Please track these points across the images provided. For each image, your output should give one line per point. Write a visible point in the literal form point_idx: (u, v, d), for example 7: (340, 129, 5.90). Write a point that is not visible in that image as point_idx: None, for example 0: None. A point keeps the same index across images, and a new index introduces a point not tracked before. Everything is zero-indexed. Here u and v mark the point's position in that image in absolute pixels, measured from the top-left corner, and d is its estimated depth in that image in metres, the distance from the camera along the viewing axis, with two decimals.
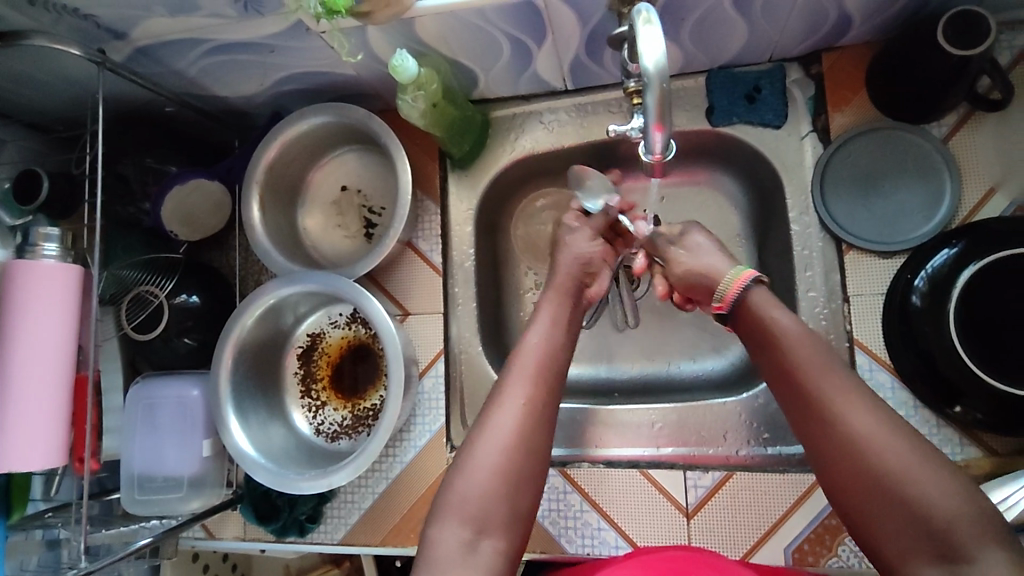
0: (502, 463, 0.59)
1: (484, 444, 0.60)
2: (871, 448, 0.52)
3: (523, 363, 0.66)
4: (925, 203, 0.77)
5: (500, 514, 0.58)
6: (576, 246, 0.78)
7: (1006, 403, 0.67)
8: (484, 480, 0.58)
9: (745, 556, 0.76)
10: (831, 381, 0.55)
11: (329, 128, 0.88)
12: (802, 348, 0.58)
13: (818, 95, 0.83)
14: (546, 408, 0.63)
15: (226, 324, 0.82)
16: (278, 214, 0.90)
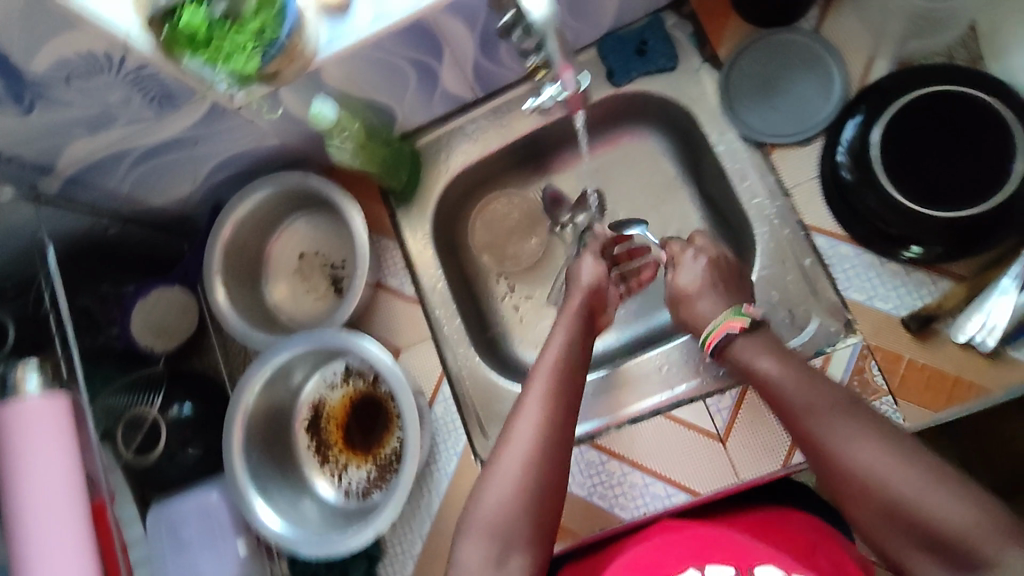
0: (529, 472, 0.63)
1: (507, 455, 0.63)
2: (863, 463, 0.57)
3: (539, 377, 0.70)
4: (821, 87, 0.84)
5: (529, 518, 0.61)
6: (583, 274, 0.83)
7: (959, 228, 0.73)
8: (508, 498, 0.61)
9: (788, 457, 0.78)
10: (817, 412, 0.62)
11: (274, 199, 0.91)
12: (794, 390, 0.64)
13: (697, 30, 0.91)
14: (565, 410, 0.67)
15: (230, 404, 0.82)
16: (244, 296, 0.91)
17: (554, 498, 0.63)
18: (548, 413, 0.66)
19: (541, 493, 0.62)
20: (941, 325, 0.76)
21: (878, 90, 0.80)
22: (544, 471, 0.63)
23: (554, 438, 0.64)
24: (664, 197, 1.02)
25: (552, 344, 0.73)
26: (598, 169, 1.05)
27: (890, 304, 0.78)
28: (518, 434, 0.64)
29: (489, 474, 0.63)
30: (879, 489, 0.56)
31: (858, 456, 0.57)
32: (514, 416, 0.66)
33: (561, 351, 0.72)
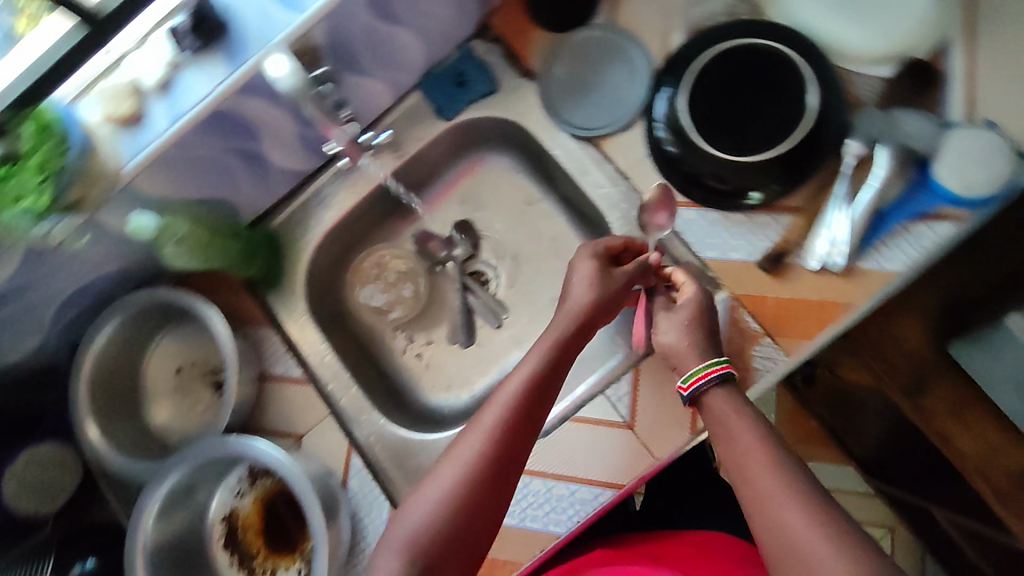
0: (469, 480, 0.63)
1: (451, 462, 0.64)
2: (791, 532, 0.56)
3: (495, 405, 0.67)
4: (630, 72, 0.88)
5: (451, 542, 0.61)
6: (578, 289, 0.76)
7: (783, 160, 0.78)
8: (438, 500, 0.62)
9: (694, 422, 0.79)
10: (765, 469, 0.60)
11: (129, 325, 0.87)
12: (740, 428, 0.64)
13: (507, 49, 0.92)
14: (514, 439, 0.65)
15: (128, 536, 0.77)
16: (126, 429, 0.87)
17: (480, 523, 0.63)
18: (492, 440, 0.65)
19: (465, 515, 0.62)
20: (793, 259, 0.80)
21: (677, 60, 0.83)
22: (472, 493, 0.62)
23: (489, 460, 0.64)
24: (528, 210, 1.03)
25: (523, 367, 0.70)
26: (463, 201, 1.05)
27: (743, 253, 0.81)
28: (456, 460, 0.64)
29: (418, 495, 0.64)
30: (807, 564, 0.54)
31: (791, 534, 0.56)
32: (457, 444, 0.66)
33: (527, 376, 0.69)
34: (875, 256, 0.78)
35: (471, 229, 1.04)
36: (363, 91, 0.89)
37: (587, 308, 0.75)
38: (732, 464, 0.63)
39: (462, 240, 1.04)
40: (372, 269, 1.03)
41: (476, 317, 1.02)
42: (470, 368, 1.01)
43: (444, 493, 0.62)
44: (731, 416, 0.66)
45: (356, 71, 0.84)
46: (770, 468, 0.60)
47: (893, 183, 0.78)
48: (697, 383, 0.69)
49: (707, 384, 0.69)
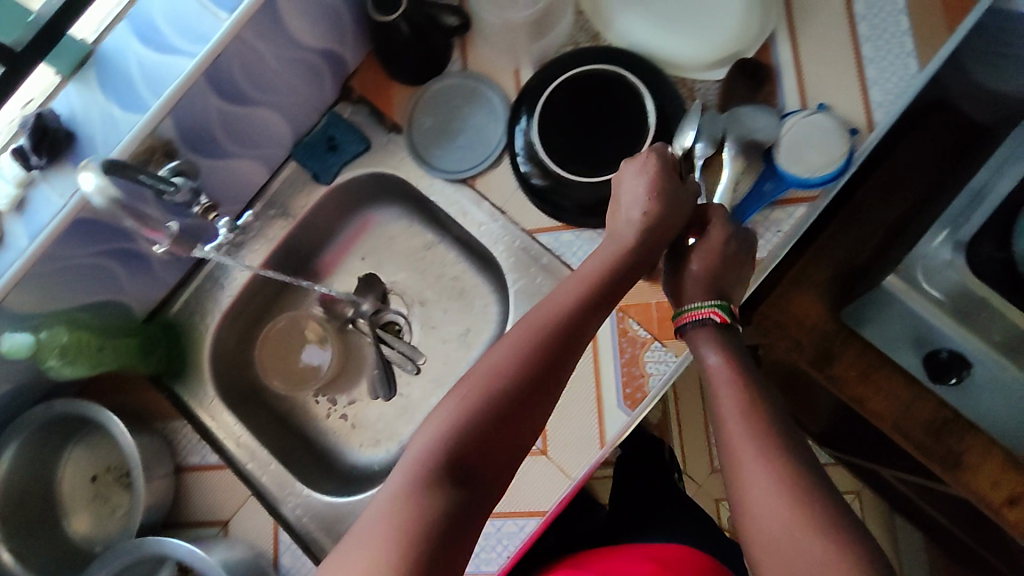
0: (515, 377, 0.63)
1: (500, 356, 0.64)
2: (761, 491, 0.59)
3: (546, 311, 0.67)
4: (488, 112, 0.92)
5: (484, 432, 0.61)
6: (626, 206, 0.73)
7: None
8: (482, 394, 0.62)
9: (602, 438, 0.80)
10: (738, 421, 0.64)
11: (31, 443, 0.85)
12: (724, 376, 0.68)
13: (372, 108, 0.95)
14: (558, 345, 0.65)
15: None
16: (44, 551, 0.84)
17: (514, 422, 0.62)
18: (540, 343, 0.65)
19: (501, 407, 0.61)
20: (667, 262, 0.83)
21: (525, 96, 0.87)
22: (513, 385, 0.62)
23: (530, 358, 0.64)
24: (427, 256, 1.05)
25: (579, 277, 0.70)
26: (364, 256, 1.06)
27: None
28: (501, 355, 0.64)
29: (459, 387, 0.64)
30: (755, 515, 0.59)
31: (758, 495, 0.59)
32: (504, 341, 0.66)
33: (581, 288, 0.69)
34: None
35: (375, 282, 1.04)
36: (234, 172, 0.90)
37: (639, 242, 0.72)
38: (717, 418, 0.66)
39: (368, 294, 1.04)
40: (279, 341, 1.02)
41: (393, 367, 1.02)
42: (392, 421, 1.01)
43: (484, 384, 0.62)
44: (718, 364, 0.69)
45: (220, 154, 0.86)
46: (756, 430, 0.62)
47: (744, 176, 0.81)
48: (682, 320, 0.73)
49: (693, 324, 0.72)
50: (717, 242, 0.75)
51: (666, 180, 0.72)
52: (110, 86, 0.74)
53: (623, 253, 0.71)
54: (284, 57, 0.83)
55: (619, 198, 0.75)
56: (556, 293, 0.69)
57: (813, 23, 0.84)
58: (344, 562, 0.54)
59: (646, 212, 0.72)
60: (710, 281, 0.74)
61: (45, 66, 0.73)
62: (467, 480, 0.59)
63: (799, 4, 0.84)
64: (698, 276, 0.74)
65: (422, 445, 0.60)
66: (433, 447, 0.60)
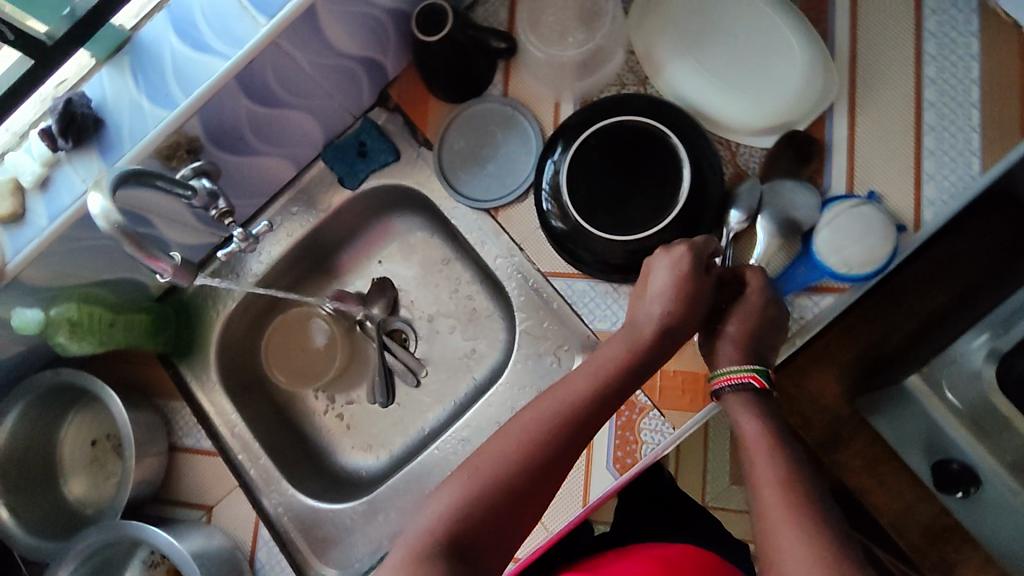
0: (520, 468, 0.62)
1: (508, 441, 0.64)
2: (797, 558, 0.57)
3: (556, 396, 0.66)
4: (522, 144, 0.90)
5: (484, 520, 0.61)
6: (654, 290, 0.71)
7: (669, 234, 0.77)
8: (486, 481, 0.62)
9: (586, 497, 0.79)
10: (773, 490, 0.62)
11: (37, 405, 0.89)
12: (758, 445, 0.66)
13: (406, 119, 0.94)
14: (565, 431, 0.64)
15: None
16: (37, 508, 0.88)
17: (515, 508, 0.62)
18: (546, 429, 0.64)
19: (502, 493, 0.62)
20: None
21: (562, 131, 0.83)
22: (516, 472, 0.62)
23: (536, 445, 0.63)
24: (444, 270, 1.04)
25: (592, 363, 0.69)
26: (381, 261, 1.06)
27: None
28: (506, 441, 0.64)
29: (462, 470, 0.64)
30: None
31: (792, 559, 0.57)
32: (511, 424, 0.65)
33: (595, 374, 0.67)
34: None
35: (388, 287, 1.04)
36: (259, 167, 0.90)
37: (660, 332, 0.70)
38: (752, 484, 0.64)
39: (380, 298, 1.04)
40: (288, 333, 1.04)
41: (394, 376, 1.02)
42: (385, 431, 1.01)
43: (487, 471, 0.62)
44: (750, 434, 0.67)
45: (246, 151, 0.86)
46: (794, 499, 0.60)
47: (779, 253, 0.78)
48: (719, 383, 0.72)
49: (728, 387, 0.71)
50: (757, 306, 0.72)
51: (691, 275, 0.70)
52: (142, 76, 0.74)
53: (642, 346, 0.70)
54: (322, 63, 0.82)
55: (646, 286, 0.73)
56: (568, 377, 0.68)
57: (873, 102, 0.79)
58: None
59: (672, 299, 0.70)
60: (743, 349, 0.72)
61: (81, 49, 0.73)
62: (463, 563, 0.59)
63: (863, 78, 0.80)
64: (732, 340, 0.72)
65: (420, 524, 0.61)
66: (428, 530, 0.60)
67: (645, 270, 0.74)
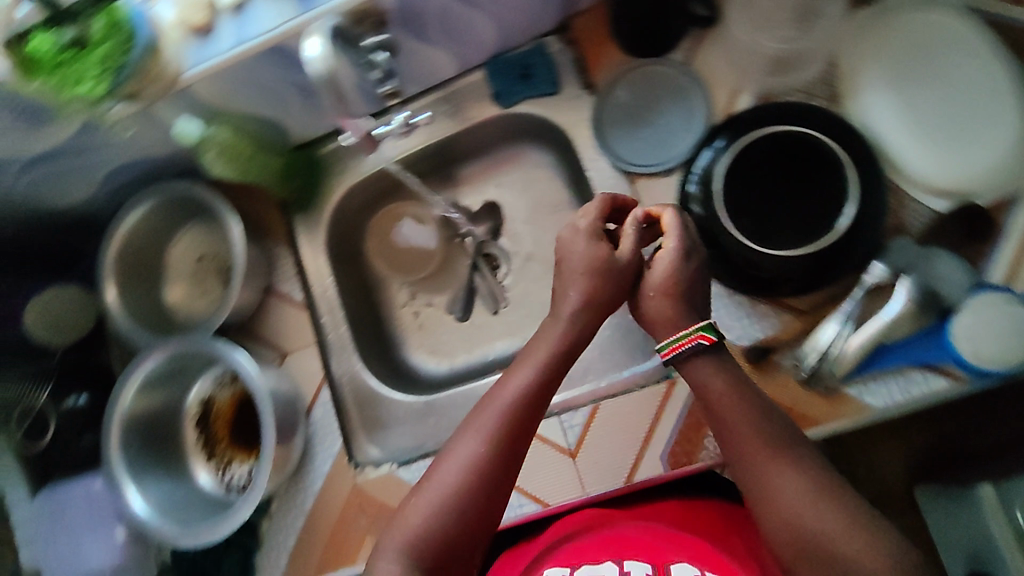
0: (468, 487, 0.67)
1: (452, 464, 0.68)
2: (791, 510, 0.62)
3: (486, 415, 0.70)
4: (686, 119, 0.87)
5: (445, 547, 0.66)
6: (574, 252, 0.74)
7: (811, 262, 0.76)
8: (443, 504, 0.67)
9: (630, 475, 0.82)
10: (751, 446, 0.66)
11: (164, 208, 0.96)
12: (726, 400, 0.68)
13: (579, 57, 0.93)
14: (502, 441, 0.68)
15: (108, 403, 0.87)
16: (138, 297, 0.96)
17: (470, 527, 0.67)
18: (492, 436, 0.69)
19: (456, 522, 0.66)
20: (778, 357, 0.79)
21: (733, 124, 0.80)
22: (464, 502, 0.67)
23: (478, 468, 0.67)
24: (556, 215, 1.04)
25: (517, 373, 0.72)
26: (500, 185, 1.07)
27: (732, 334, 0.81)
28: (450, 474, 0.68)
29: (413, 507, 0.68)
30: (790, 523, 0.62)
31: (789, 504, 0.62)
32: (449, 456, 0.69)
33: (520, 386, 0.71)
34: (858, 386, 0.76)
35: (497, 213, 1.06)
36: (427, 58, 0.91)
37: (574, 303, 0.73)
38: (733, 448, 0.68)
39: (488, 219, 1.06)
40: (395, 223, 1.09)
41: (478, 298, 1.06)
42: (452, 345, 1.05)
43: (434, 509, 0.66)
44: (712, 387, 0.69)
45: (421, 38, 0.86)
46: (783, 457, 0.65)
47: (906, 320, 0.74)
48: (671, 353, 0.71)
49: (682, 352, 0.71)
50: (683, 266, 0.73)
51: (595, 250, 0.74)
52: None
53: (557, 327, 0.73)
54: None
55: (560, 273, 0.75)
56: (495, 391, 0.72)
57: None
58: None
59: (582, 267, 0.74)
60: (679, 302, 0.72)
61: None
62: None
63: None
64: (667, 296, 0.73)
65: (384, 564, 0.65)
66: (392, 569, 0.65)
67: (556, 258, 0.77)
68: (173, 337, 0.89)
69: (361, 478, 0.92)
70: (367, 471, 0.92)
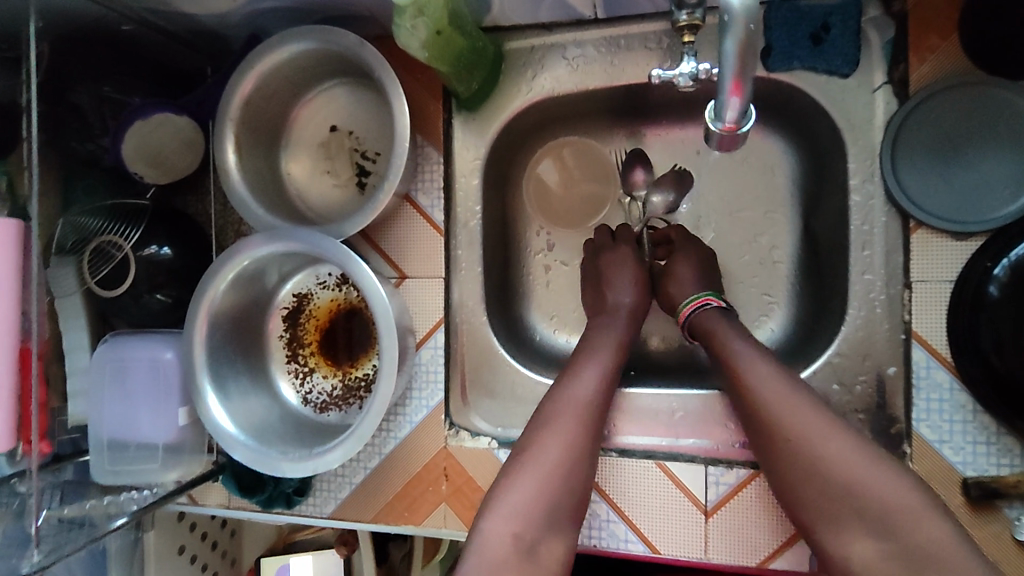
0: (564, 459, 0.66)
1: (547, 438, 0.66)
2: (837, 475, 0.58)
3: (574, 393, 0.70)
4: (1014, 178, 0.64)
5: (546, 524, 0.63)
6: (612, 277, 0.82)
7: None
8: (546, 477, 0.64)
9: (767, 559, 0.71)
10: (784, 400, 0.62)
11: (314, 56, 0.75)
12: (757, 364, 0.65)
13: (898, 39, 0.69)
14: (592, 417, 0.69)
15: (196, 290, 0.72)
16: (256, 158, 0.78)
17: (569, 502, 0.65)
18: (580, 412, 0.69)
19: (557, 497, 0.64)
20: (1005, 505, 0.65)
21: None
22: (565, 478, 0.65)
23: (574, 442, 0.67)
24: (761, 215, 0.84)
25: (598, 353, 0.74)
26: (701, 151, 0.86)
27: (957, 458, 0.66)
28: (549, 449, 0.66)
29: (512, 480, 0.64)
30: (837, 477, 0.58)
31: (830, 455, 0.58)
32: (540, 430, 0.67)
33: (602, 365, 0.73)
34: None
35: (686, 185, 0.87)
36: None
37: (633, 289, 0.81)
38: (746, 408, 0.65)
39: (670, 189, 0.87)
40: (555, 166, 0.90)
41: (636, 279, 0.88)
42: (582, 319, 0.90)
43: (534, 482, 0.64)
44: (743, 353, 0.67)
45: None
46: (801, 414, 0.61)
47: None
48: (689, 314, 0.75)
49: (699, 316, 0.74)
50: (708, 254, 0.82)
51: (630, 251, 0.84)
52: None
53: (621, 311, 0.79)
54: None
55: (599, 270, 0.83)
56: (577, 368, 0.73)
57: None
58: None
59: (631, 253, 0.84)
60: (700, 276, 0.79)
61: None
62: (542, 560, 0.61)
63: None
64: (685, 272, 0.80)
65: (497, 533, 0.61)
66: (507, 543, 0.60)
67: (587, 260, 0.86)
68: (303, 228, 0.72)
69: (453, 443, 0.81)
70: (461, 438, 0.82)
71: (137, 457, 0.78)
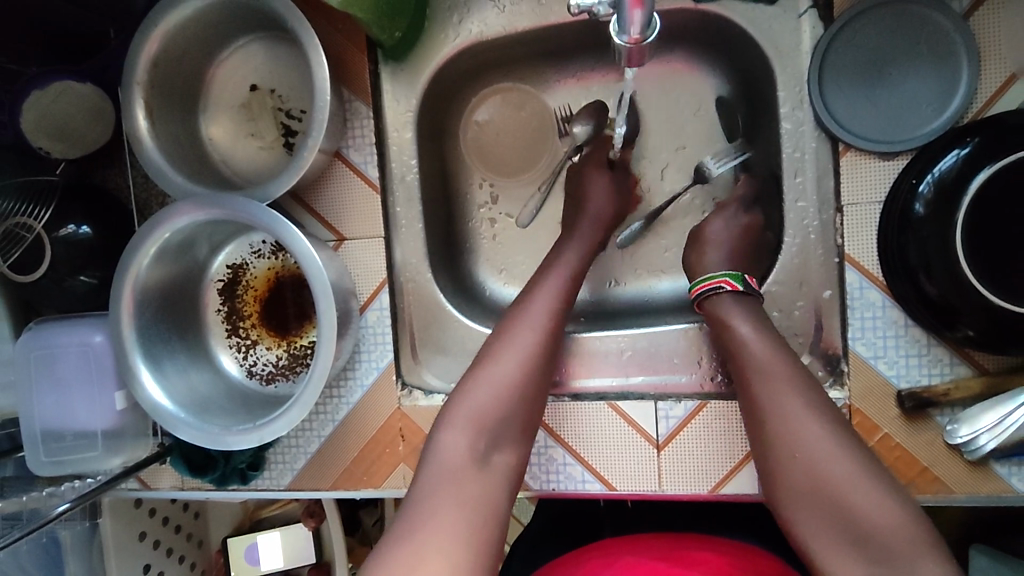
0: (522, 370, 0.65)
1: (508, 350, 0.66)
2: (794, 436, 0.57)
3: (535, 307, 0.69)
4: (936, 95, 0.66)
5: (504, 429, 0.62)
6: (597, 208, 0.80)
7: (1007, 319, 0.60)
8: (508, 386, 0.64)
9: (717, 485, 0.73)
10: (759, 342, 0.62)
11: (223, 10, 0.71)
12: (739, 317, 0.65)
13: None
14: (552, 334, 0.68)
15: (126, 251, 0.69)
16: (171, 124, 0.74)
17: (525, 412, 0.64)
18: (543, 323, 0.68)
19: (520, 403, 0.64)
20: (935, 411, 0.68)
21: (996, 124, 0.61)
22: (524, 386, 0.64)
23: (534, 352, 0.66)
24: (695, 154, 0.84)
25: (555, 272, 0.73)
26: (638, 92, 0.85)
27: (892, 372, 0.69)
28: (507, 359, 0.65)
29: (473, 389, 0.63)
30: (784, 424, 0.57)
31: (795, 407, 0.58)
32: (500, 343, 0.66)
33: (558, 287, 0.72)
34: (1011, 465, 0.66)
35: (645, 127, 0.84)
36: None
37: (603, 212, 0.79)
38: (737, 375, 0.63)
39: (589, 120, 0.85)
40: (484, 118, 0.88)
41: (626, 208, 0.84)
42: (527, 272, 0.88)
43: (494, 391, 0.63)
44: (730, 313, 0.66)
45: None
46: (776, 373, 0.60)
47: None
48: (700, 292, 0.70)
49: (710, 292, 0.69)
50: (761, 224, 0.75)
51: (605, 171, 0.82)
52: None
53: (586, 231, 0.78)
54: None
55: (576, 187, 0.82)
56: (537, 284, 0.72)
57: None
58: (422, 549, 0.52)
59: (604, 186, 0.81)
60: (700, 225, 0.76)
61: None
62: (501, 467, 0.60)
63: None
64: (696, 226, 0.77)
65: (456, 443, 0.59)
66: (467, 453, 0.59)
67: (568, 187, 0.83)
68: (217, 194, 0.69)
69: (407, 403, 0.80)
70: (415, 397, 0.81)
71: (77, 447, 0.74)
